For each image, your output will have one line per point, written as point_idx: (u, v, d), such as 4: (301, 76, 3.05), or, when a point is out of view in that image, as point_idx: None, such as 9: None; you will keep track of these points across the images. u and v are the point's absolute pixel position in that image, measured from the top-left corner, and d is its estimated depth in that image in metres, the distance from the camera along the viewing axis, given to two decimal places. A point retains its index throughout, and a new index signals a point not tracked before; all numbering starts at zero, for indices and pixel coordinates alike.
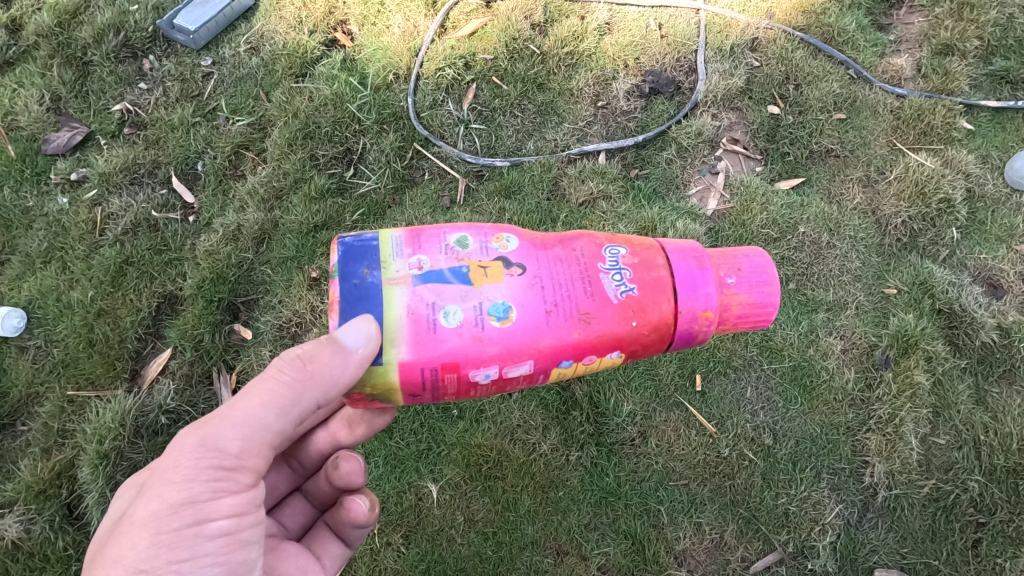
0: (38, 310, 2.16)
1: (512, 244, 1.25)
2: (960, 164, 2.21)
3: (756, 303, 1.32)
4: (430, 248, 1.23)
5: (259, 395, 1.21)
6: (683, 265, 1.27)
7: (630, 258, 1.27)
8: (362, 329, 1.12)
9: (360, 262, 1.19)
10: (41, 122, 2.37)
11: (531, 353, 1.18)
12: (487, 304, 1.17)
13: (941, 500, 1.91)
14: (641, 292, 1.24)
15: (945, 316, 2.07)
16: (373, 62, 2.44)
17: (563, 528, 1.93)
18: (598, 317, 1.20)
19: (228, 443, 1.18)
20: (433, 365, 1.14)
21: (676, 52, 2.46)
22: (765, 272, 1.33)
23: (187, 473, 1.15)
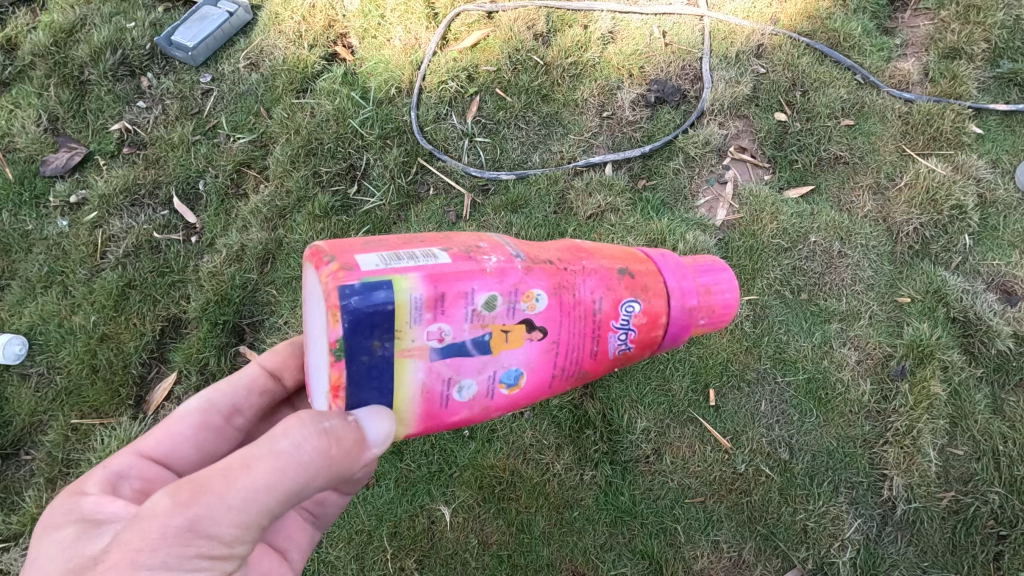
0: (39, 336, 2.13)
1: (540, 304, 1.11)
2: (970, 169, 2.18)
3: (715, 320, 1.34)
4: (452, 313, 1.05)
5: (268, 473, 1.02)
6: (678, 321, 1.24)
7: (641, 314, 1.21)
8: (382, 422, 1.05)
9: (370, 334, 1.00)
10: (39, 144, 2.34)
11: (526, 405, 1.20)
12: (500, 372, 1.11)
13: (961, 512, 1.88)
14: (635, 348, 1.23)
15: (960, 325, 2.04)
16: (374, 75, 2.41)
17: (579, 549, 1.91)
18: (591, 371, 1.21)
19: (220, 529, 0.99)
20: (436, 427, 1.13)
21: (681, 60, 2.43)
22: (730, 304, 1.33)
23: (166, 561, 0.96)
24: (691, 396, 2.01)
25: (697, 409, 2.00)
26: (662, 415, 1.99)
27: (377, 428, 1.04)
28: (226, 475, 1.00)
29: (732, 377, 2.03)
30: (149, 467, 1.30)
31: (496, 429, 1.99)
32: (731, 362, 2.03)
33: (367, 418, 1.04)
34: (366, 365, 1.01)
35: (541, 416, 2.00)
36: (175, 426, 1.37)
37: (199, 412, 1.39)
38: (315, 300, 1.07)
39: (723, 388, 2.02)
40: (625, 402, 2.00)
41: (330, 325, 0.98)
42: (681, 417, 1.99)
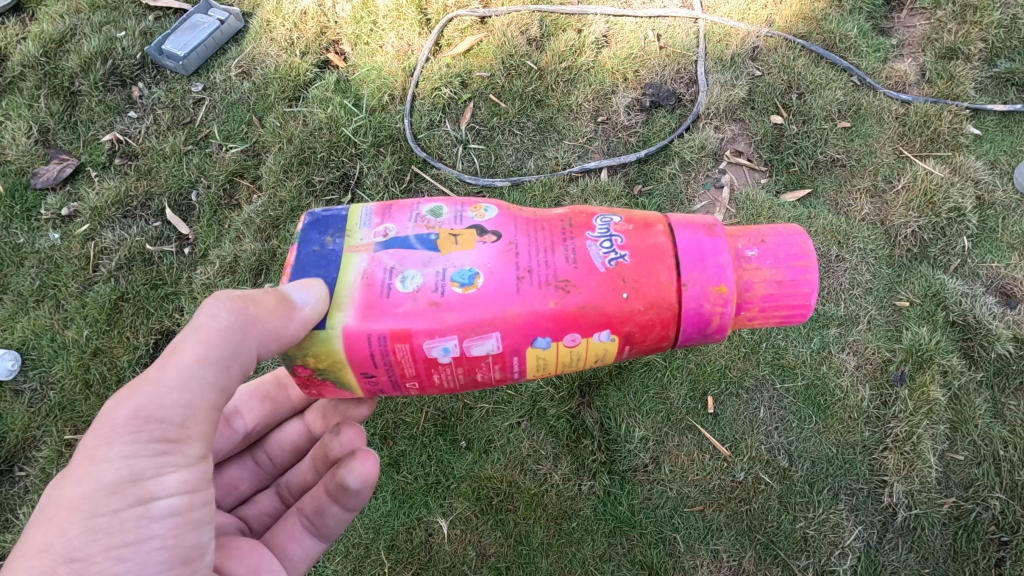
0: (32, 350, 2.11)
1: (490, 213, 1.18)
2: (968, 171, 2.17)
3: (786, 281, 1.18)
4: (399, 217, 1.18)
5: (194, 352, 1.07)
6: (690, 235, 1.16)
7: (624, 224, 1.18)
8: (310, 288, 1.07)
9: (323, 230, 1.16)
10: (30, 156, 2.32)
11: (497, 324, 1.09)
12: (451, 271, 1.10)
13: (962, 518, 1.86)
14: (631, 261, 1.13)
15: (959, 328, 2.02)
16: (367, 83, 2.40)
17: (577, 560, 1.89)
18: (579, 288, 1.11)
19: (168, 408, 1.05)
20: (383, 334, 1.08)
21: (676, 64, 2.42)
22: (797, 246, 1.19)
23: (123, 449, 1.03)
24: (689, 403, 1.99)
25: (695, 417, 1.99)
26: (659, 423, 1.98)
27: (306, 295, 1.06)
28: (158, 362, 1.06)
29: (730, 384, 2.01)
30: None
31: (493, 439, 1.99)
32: (729, 369, 2.02)
33: (297, 290, 1.07)
34: (313, 250, 1.14)
35: (538, 425, 1.99)
36: None
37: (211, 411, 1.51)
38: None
39: (721, 395, 2.01)
40: (623, 411, 1.98)
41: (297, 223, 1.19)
42: (679, 426, 1.98)
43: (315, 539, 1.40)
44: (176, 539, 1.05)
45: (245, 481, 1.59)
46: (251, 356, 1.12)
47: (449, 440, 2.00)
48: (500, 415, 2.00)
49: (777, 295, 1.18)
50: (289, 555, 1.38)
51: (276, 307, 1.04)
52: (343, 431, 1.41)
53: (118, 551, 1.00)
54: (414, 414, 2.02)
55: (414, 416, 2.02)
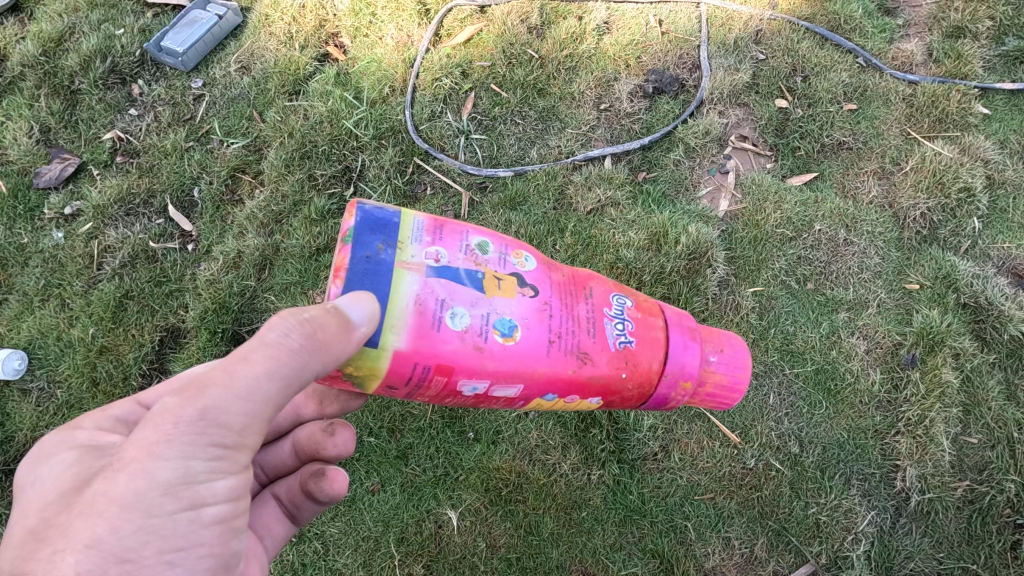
0: (39, 350, 2.10)
1: (530, 264, 1.18)
2: (978, 150, 2.14)
3: (728, 385, 1.28)
4: (449, 241, 1.14)
5: (270, 369, 1.02)
6: (679, 336, 1.22)
7: (634, 311, 1.21)
8: (362, 302, 1.00)
9: (377, 236, 1.09)
10: (32, 155, 2.31)
11: (525, 378, 1.11)
12: (494, 317, 1.09)
13: (977, 501, 1.84)
14: (637, 347, 1.18)
15: (971, 311, 1.99)
16: (367, 75, 2.38)
17: (588, 550, 1.88)
18: (593, 362, 1.13)
19: (231, 418, 1.01)
20: (427, 364, 1.05)
21: (678, 49, 2.40)
22: (743, 361, 1.29)
23: (183, 451, 0.98)
24: None
25: None
26: (669, 411, 1.97)
27: (361, 309, 0.99)
28: (226, 368, 1.01)
29: None
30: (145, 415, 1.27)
31: (502, 430, 1.98)
32: None
33: (344, 302, 1.00)
34: (362, 248, 1.07)
35: (547, 415, 1.97)
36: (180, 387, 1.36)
37: None
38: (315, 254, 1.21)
39: None
40: None
41: (345, 219, 1.12)
42: (688, 413, 1.97)
43: (291, 520, 1.47)
44: (221, 546, 1.07)
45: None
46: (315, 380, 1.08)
47: (458, 432, 1.99)
48: (508, 406, 1.99)
49: (717, 392, 1.28)
50: (273, 533, 1.44)
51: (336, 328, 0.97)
52: (338, 432, 1.42)
53: (168, 556, 0.99)
54: (422, 406, 2.00)
55: (422, 408, 2.00)
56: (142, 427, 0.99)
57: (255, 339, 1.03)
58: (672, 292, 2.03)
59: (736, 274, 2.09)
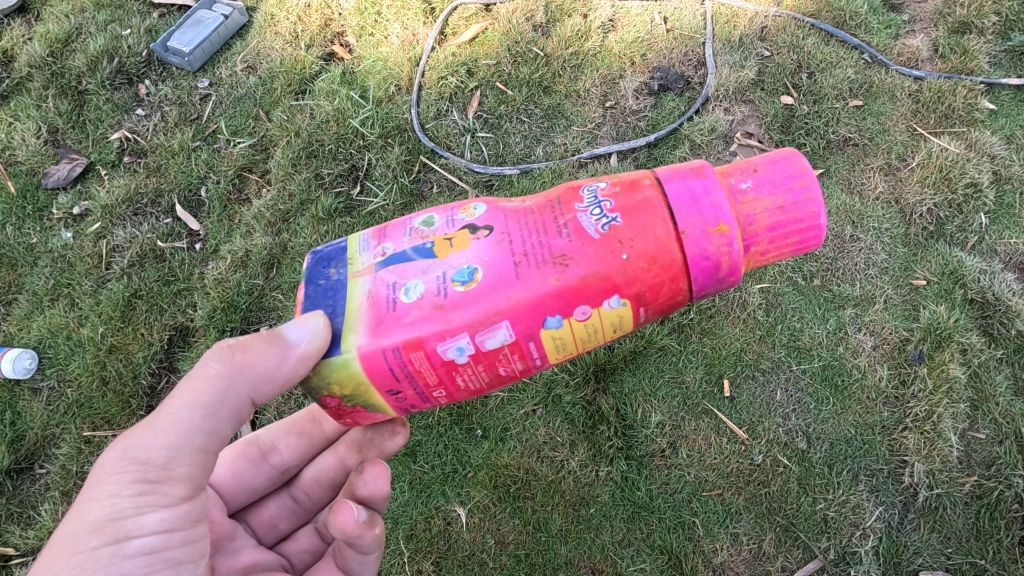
0: (49, 349, 2.09)
1: (479, 210, 1.13)
2: (984, 146, 2.14)
3: (788, 205, 1.09)
4: (394, 233, 1.15)
5: (188, 404, 1.10)
6: (678, 183, 1.08)
7: (614, 188, 1.11)
8: (307, 323, 1.05)
9: (328, 264, 1.14)
10: (40, 156, 2.32)
11: (506, 312, 1.03)
12: (450, 272, 1.06)
13: (985, 497, 1.84)
14: (625, 221, 1.06)
15: (978, 306, 2.00)
16: (373, 73, 2.39)
17: (596, 546, 1.88)
18: (576, 259, 1.04)
19: (152, 453, 1.08)
20: (395, 346, 1.03)
21: (683, 46, 2.40)
22: (791, 167, 1.11)
23: (109, 488, 1.06)
24: (705, 387, 1.98)
25: (712, 401, 1.98)
26: (676, 407, 1.97)
27: (303, 330, 1.04)
28: (152, 409, 1.11)
29: (746, 367, 2.00)
30: None
31: (509, 427, 1.98)
32: (745, 352, 2.01)
33: (291, 328, 1.05)
34: (317, 280, 1.13)
35: (554, 412, 1.98)
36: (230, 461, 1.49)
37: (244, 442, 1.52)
38: None
39: (738, 378, 1.99)
40: (638, 396, 1.98)
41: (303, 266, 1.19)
42: (695, 410, 1.97)
43: (343, 570, 1.38)
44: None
45: (285, 519, 1.57)
46: (240, 402, 1.15)
47: (465, 429, 1.99)
48: (516, 403, 1.99)
49: (782, 222, 1.10)
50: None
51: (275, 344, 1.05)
52: (369, 468, 1.33)
53: None
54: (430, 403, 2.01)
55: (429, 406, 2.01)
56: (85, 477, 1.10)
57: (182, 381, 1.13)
58: None
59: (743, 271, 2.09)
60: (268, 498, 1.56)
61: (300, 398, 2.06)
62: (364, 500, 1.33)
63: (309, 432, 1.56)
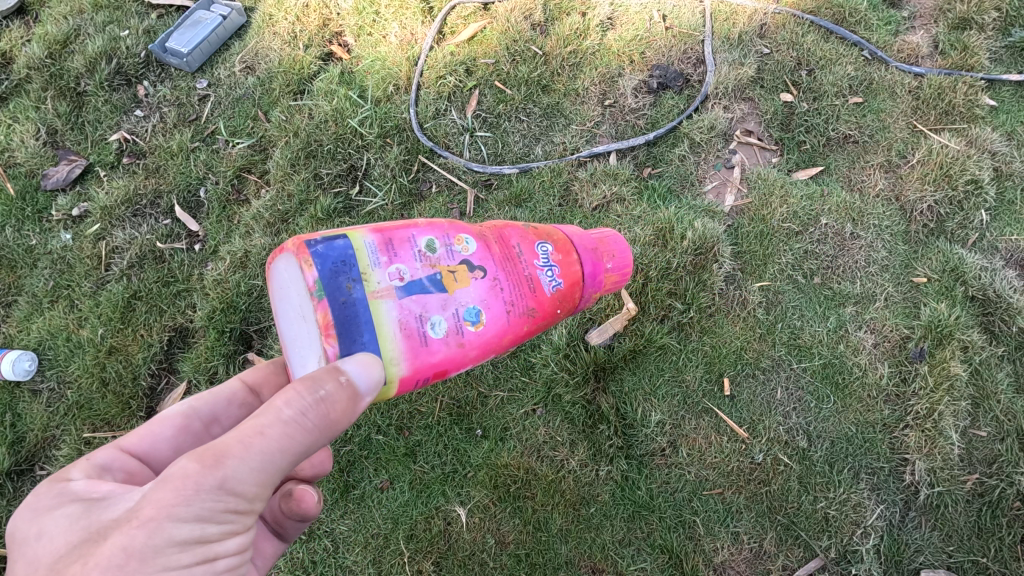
0: (48, 351, 2.09)
1: (472, 245, 1.22)
2: (985, 142, 2.13)
3: (622, 273, 1.45)
4: (401, 253, 1.15)
5: (277, 439, 1.02)
6: (590, 257, 1.36)
7: (551, 248, 1.32)
8: (368, 367, 1.04)
9: (341, 276, 1.08)
10: (39, 157, 2.32)
11: (495, 349, 1.22)
12: (462, 311, 1.15)
13: (986, 495, 1.83)
14: (567, 283, 1.31)
15: (979, 303, 1.99)
16: (371, 73, 2.39)
17: (597, 545, 1.88)
18: (545, 311, 1.26)
19: (245, 487, 1.01)
20: (427, 374, 1.14)
21: (682, 44, 2.39)
22: (626, 261, 1.45)
23: (200, 513, 0.99)
24: (705, 386, 1.98)
25: (712, 400, 1.97)
26: (676, 406, 1.97)
27: (368, 374, 1.03)
28: (246, 437, 1.01)
29: (746, 365, 2.00)
30: (128, 459, 1.28)
31: (509, 426, 1.98)
32: (745, 350, 2.00)
33: (354, 367, 1.03)
34: (340, 299, 1.06)
35: (554, 412, 1.98)
36: (158, 429, 1.34)
37: (180, 416, 1.36)
38: (280, 289, 1.16)
39: (738, 377, 1.99)
40: (638, 395, 1.98)
41: (303, 268, 1.07)
42: (695, 409, 1.97)
43: (279, 536, 1.45)
44: None
45: None
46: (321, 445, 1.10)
47: (465, 429, 1.99)
48: (516, 403, 1.99)
49: (620, 282, 1.45)
50: (261, 552, 1.42)
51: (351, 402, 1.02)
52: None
53: None
54: (429, 403, 2.00)
55: (429, 406, 2.00)
56: (159, 488, 0.99)
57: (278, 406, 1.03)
58: (678, 287, 2.03)
59: (743, 269, 2.09)
60: None
61: None
62: (304, 479, 1.41)
63: (250, 402, 1.43)
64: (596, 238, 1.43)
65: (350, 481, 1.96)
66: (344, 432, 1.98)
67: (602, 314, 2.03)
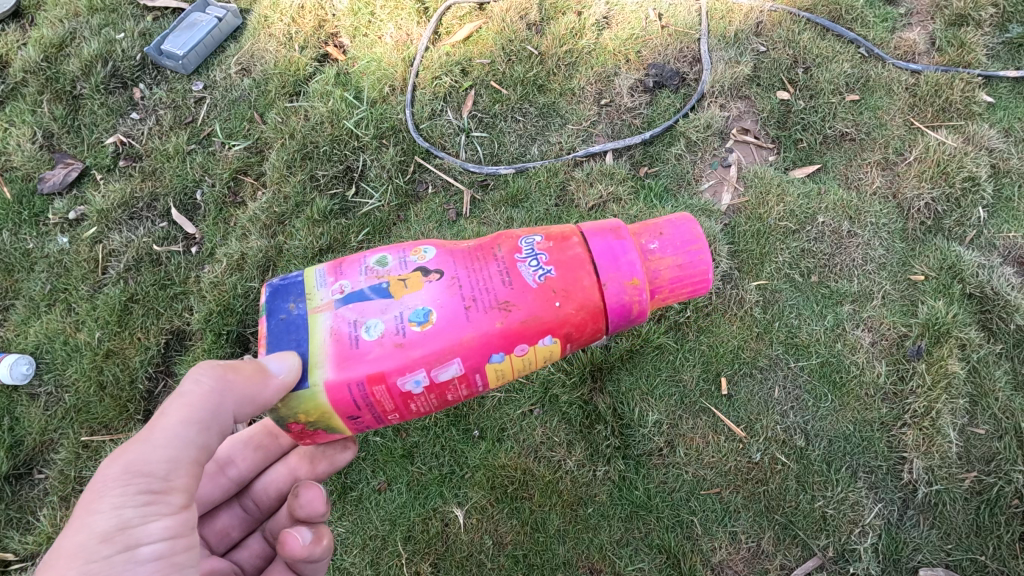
0: (45, 355, 2.08)
1: (429, 254, 1.24)
2: (982, 139, 2.13)
3: (686, 264, 1.31)
4: (352, 273, 1.23)
5: (177, 423, 1.10)
6: (601, 241, 1.24)
7: (545, 241, 1.25)
8: (285, 358, 1.12)
9: (286, 298, 1.20)
10: (35, 161, 2.32)
11: (456, 351, 1.14)
12: (407, 312, 1.16)
13: (984, 492, 1.83)
14: (558, 273, 1.21)
15: (977, 301, 1.99)
16: (367, 74, 2.39)
17: (595, 546, 1.87)
18: (519, 305, 1.17)
19: (154, 466, 1.07)
20: (359, 380, 1.12)
21: (678, 43, 2.39)
22: (689, 233, 1.32)
23: (114, 501, 1.04)
24: (703, 385, 1.98)
25: (709, 399, 1.97)
26: (674, 406, 1.97)
27: (282, 363, 1.11)
28: (145, 426, 1.10)
29: (744, 364, 1.99)
30: None
31: (507, 427, 1.97)
32: (742, 349, 2.00)
33: (274, 362, 1.11)
34: (281, 312, 1.19)
35: (551, 412, 1.97)
36: None
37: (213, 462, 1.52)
38: None
39: (735, 376, 1.99)
40: (636, 395, 1.97)
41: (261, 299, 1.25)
42: (693, 408, 1.97)
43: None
44: None
45: (237, 527, 1.57)
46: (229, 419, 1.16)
47: (463, 430, 1.98)
48: (513, 404, 1.99)
49: (681, 277, 1.31)
50: None
51: (253, 374, 1.09)
52: (303, 491, 1.39)
53: None
54: None
55: None
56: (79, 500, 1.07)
57: (173, 398, 1.12)
58: None
59: (740, 268, 2.09)
60: (222, 509, 1.56)
61: None
62: (302, 519, 1.40)
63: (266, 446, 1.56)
64: (659, 228, 1.33)
65: (348, 482, 1.95)
66: None
67: None
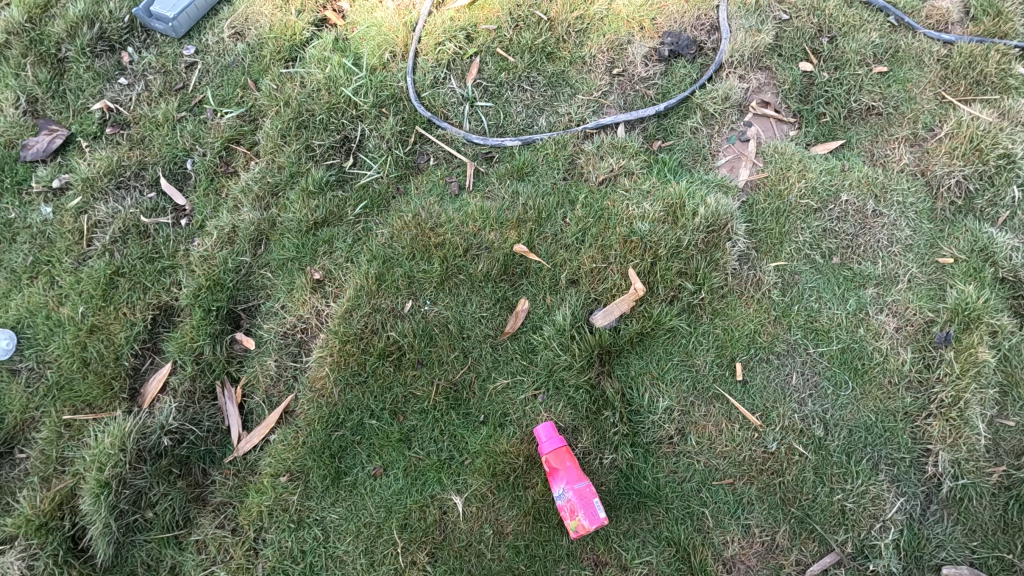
0: (27, 329, 1.99)
1: (575, 510, 1.65)
2: (1019, 114, 2.00)
3: (551, 439, 1.73)
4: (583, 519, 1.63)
5: None
6: (563, 458, 1.72)
7: (576, 492, 1.66)
8: None
9: None
10: (17, 127, 2.20)
11: (577, 491, 1.66)
12: (588, 514, 1.64)
13: (1013, 488, 1.73)
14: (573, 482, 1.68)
15: (1009, 286, 1.88)
16: (367, 40, 2.27)
17: (601, 538, 1.77)
18: (577, 484, 1.68)
19: None
20: (579, 506, 1.65)
21: (696, 9, 2.27)
22: (552, 433, 1.74)
23: None
24: (716, 370, 1.88)
25: (723, 385, 1.87)
26: (685, 392, 1.87)
27: None
28: None
29: (760, 349, 1.89)
30: None
31: (509, 412, 1.87)
32: (758, 334, 1.89)
33: None
34: None
35: (556, 397, 1.86)
36: None
37: None
38: None
39: (751, 362, 1.88)
40: (645, 379, 1.88)
41: None
42: (706, 395, 1.87)
43: None
44: None
45: None
46: None
47: (463, 414, 1.88)
48: (517, 388, 1.89)
49: (553, 439, 1.73)
50: None
51: None
52: None
53: None
54: (425, 387, 1.89)
55: (425, 390, 1.89)
56: None
57: None
58: (689, 267, 1.90)
59: (757, 248, 1.98)
60: None
61: (290, 381, 1.94)
62: None
63: None
64: (554, 447, 1.72)
65: (342, 467, 1.86)
66: (336, 417, 1.88)
67: (608, 295, 1.91)
